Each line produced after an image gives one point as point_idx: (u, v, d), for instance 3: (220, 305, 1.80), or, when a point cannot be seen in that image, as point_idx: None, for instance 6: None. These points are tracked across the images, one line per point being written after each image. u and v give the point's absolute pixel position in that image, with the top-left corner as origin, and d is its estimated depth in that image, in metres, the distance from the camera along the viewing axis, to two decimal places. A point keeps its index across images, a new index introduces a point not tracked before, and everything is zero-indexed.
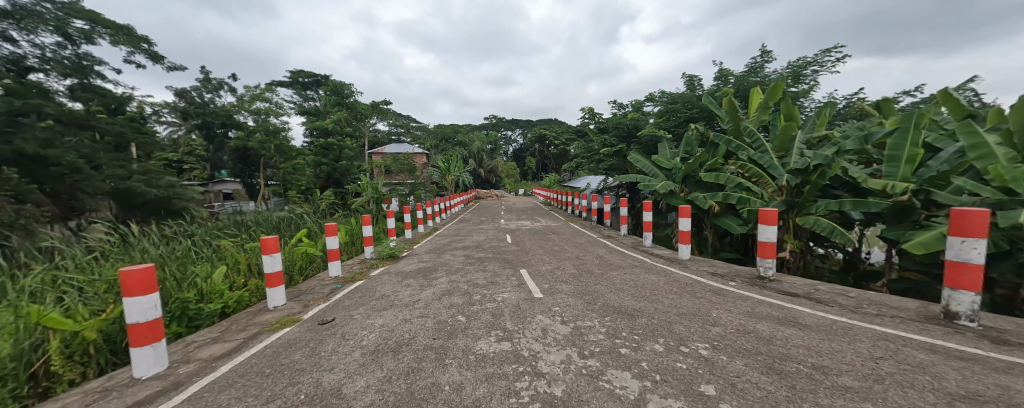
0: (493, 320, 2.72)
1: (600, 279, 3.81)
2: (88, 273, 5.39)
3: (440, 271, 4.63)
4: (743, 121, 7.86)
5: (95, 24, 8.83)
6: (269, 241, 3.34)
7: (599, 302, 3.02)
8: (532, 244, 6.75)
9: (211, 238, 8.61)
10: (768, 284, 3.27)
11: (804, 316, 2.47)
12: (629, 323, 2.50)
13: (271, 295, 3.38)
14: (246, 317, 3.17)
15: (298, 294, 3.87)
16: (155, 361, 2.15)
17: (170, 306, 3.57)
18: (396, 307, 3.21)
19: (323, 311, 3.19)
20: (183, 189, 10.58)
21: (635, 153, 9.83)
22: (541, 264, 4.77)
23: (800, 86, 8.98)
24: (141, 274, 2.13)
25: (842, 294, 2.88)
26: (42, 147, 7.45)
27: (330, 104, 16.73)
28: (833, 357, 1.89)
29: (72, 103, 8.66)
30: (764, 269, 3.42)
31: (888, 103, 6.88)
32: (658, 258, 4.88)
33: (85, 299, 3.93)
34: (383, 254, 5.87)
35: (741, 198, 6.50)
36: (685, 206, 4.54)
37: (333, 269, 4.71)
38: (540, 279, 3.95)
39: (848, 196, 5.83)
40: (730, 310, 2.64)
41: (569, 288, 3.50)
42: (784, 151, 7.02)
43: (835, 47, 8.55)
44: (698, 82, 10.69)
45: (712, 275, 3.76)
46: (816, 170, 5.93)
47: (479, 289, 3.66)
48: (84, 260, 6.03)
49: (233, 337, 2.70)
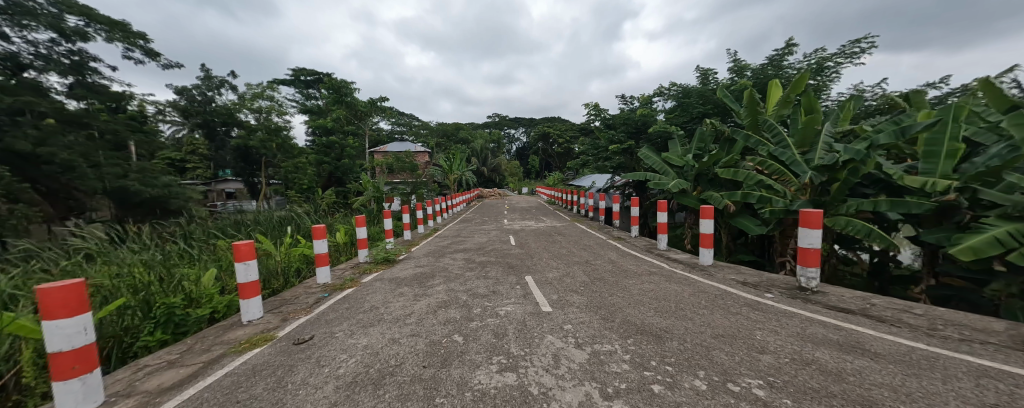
0: (494, 342, 2.32)
1: (615, 288, 3.40)
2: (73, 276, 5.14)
3: (438, 278, 4.24)
4: (761, 116, 7.43)
5: (89, 20, 8.53)
6: (241, 246, 2.97)
7: (618, 318, 2.61)
8: (538, 246, 6.32)
9: (204, 237, 8.31)
10: (812, 297, 2.82)
11: (871, 342, 2.03)
12: (658, 349, 2.08)
13: (244, 307, 3.01)
14: (214, 333, 2.80)
15: (281, 305, 3.50)
16: (85, 398, 1.78)
17: (154, 311, 3.30)
18: (385, 322, 2.81)
19: (301, 327, 2.82)
20: (181, 188, 10.31)
21: (645, 149, 9.40)
22: (548, 270, 4.35)
23: (823, 79, 8.51)
24: (62, 292, 1.76)
25: (905, 311, 2.45)
26: (36, 145, 7.12)
27: (330, 101, 16.38)
28: (935, 405, 1.45)
29: (71, 102, 8.41)
30: (805, 280, 2.98)
31: (920, 95, 6.40)
32: (675, 263, 4.46)
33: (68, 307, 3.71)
34: (377, 258, 5.50)
35: (761, 197, 6.06)
36: (707, 206, 4.14)
37: (321, 275, 4.35)
38: (548, 288, 3.53)
39: (881, 195, 5.34)
40: (777, 332, 2.20)
41: (583, 300, 3.08)
42: (808, 147, 6.58)
43: (864, 37, 8.03)
44: (712, 75, 10.24)
45: (742, 284, 3.32)
46: (846, 167, 5.45)
47: (480, 300, 3.25)
48: (70, 263, 5.71)
49: (191, 361, 2.33)
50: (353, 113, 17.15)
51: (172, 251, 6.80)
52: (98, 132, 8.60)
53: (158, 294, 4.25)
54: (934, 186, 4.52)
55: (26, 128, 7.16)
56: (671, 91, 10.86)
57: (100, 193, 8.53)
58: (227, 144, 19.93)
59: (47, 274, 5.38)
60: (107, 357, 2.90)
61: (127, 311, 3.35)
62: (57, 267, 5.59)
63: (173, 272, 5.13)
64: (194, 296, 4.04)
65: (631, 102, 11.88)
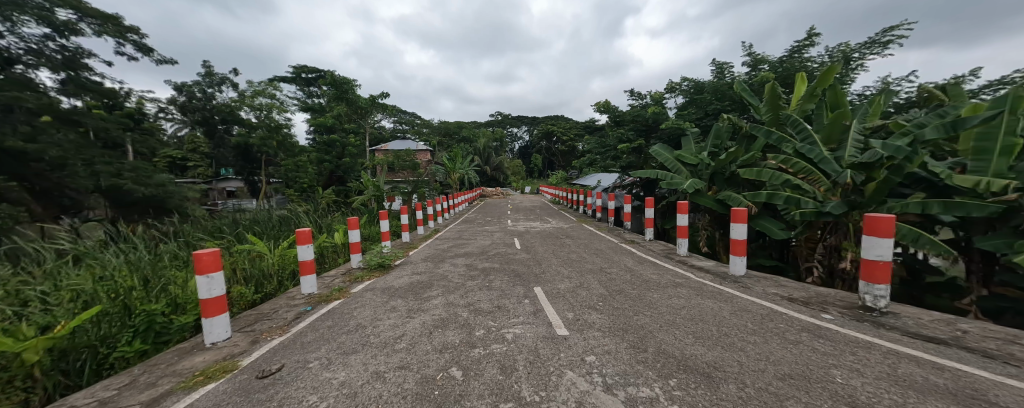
0: (501, 379, 1.87)
1: (640, 305, 2.94)
2: (54, 279, 4.82)
3: (436, 289, 3.79)
4: (783, 111, 6.93)
5: (80, 13, 8.07)
6: (204, 256, 2.55)
7: (650, 346, 2.14)
8: (544, 251, 5.86)
9: (196, 238, 7.88)
10: (884, 321, 2.33)
11: (994, 391, 1.55)
12: (713, 397, 1.61)
13: (207, 328, 2.58)
14: (169, 360, 2.38)
15: (254, 322, 3.06)
16: None
17: (133, 320, 3.02)
18: (370, 348, 2.36)
19: (272, 354, 2.38)
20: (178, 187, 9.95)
21: (658, 147, 8.90)
22: (559, 280, 3.87)
23: (849, 72, 8.02)
24: None
25: (1014, 343, 1.96)
26: (25, 142, 6.59)
27: (330, 98, 15.92)
28: None
29: (65, 99, 8.01)
30: (871, 299, 2.50)
31: (960, 86, 5.88)
32: (702, 273, 3.95)
33: (37, 314, 3.39)
34: (371, 264, 5.03)
35: (788, 198, 5.57)
36: (739, 209, 3.69)
37: (305, 285, 3.91)
38: (562, 303, 3.07)
39: (925, 196, 4.82)
40: (861, 373, 1.73)
41: (605, 320, 2.62)
42: (835, 144, 6.10)
43: (897, 26, 7.52)
44: (728, 69, 9.76)
45: (789, 301, 2.83)
46: (885, 165, 4.93)
47: (484, 319, 2.79)
48: (52, 265, 5.35)
49: (128, 402, 1.88)
50: (353, 111, 16.69)
51: (164, 250, 6.45)
52: (91, 130, 8.16)
53: (140, 299, 3.81)
54: (989, 186, 4.01)
55: (15, 122, 6.74)
56: (683, 86, 10.39)
57: (94, 193, 8.14)
58: (227, 142, 19.66)
59: (28, 276, 5.01)
60: (78, 370, 2.51)
61: (103, 319, 3.04)
62: (41, 268, 5.23)
63: (161, 274, 4.80)
64: (179, 302, 3.72)
65: (641, 98, 11.40)
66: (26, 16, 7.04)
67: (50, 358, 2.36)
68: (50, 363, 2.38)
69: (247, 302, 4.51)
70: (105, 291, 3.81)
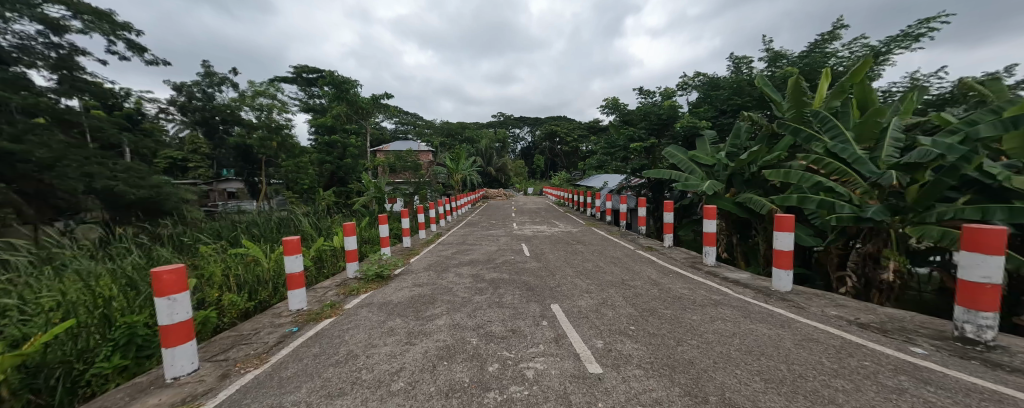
0: None
1: (682, 330, 2.50)
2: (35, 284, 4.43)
3: (440, 305, 3.36)
4: (809, 108, 6.46)
5: (70, 9, 7.65)
6: (164, 276, 2.16)
7: (710, 394, 1.70)
8: (556, 259, 5.42)
9: (188, 241, 7.43)
10: (997, 359, 1.89)
11: None
12: None
13: (169, 360, 2.17)
14: (119, 402, 1.97)
15: (227, 349, 2.64)
16: None
17: (113, 331, 2.55)
18: (361, 388, 1.94)
19: (242, 395, 1.96)
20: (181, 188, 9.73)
21: (672, 148, 8.48)
22: (579, 296, 3.44)
23: (876, 66, 7.57)
24: None
25: None
26: (9, 142, 6.18)
27: (330, 98, 15.50)
28: None
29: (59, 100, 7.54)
30: (973, 329, 2.07)
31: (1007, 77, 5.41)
32: (740, 287, 3.50)
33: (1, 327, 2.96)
34: (367, 274, 4.60)
35: (821, 202, 5.10)
36: (784, 216, 3.25)
37: (293, 300, 3.50)
38: (587, 327, 2.63)
39: (979, 199, 4.35)
40: None
41: (644, 352, 2.18)
42: (869, 143, 5.62)
43: (933, 17, 7.03)
44: (744, 64, 9.32)
45: (863, 327, 2.40)
46: (932, 166, 4.47)
47: (497, 347, 2.37)
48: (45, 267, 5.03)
49: None
50: (354, 111, 16.27)
51: (157, 254, 6.10)
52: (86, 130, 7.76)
53: (125, 308, 3.31)
54: None
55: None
56: (696, 81, 9.96)
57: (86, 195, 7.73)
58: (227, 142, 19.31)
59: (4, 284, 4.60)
60: (51, 389, 2.10)
61: (77, 334, 2.58)
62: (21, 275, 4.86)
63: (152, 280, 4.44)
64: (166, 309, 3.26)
65: (650, 95, 10.99)
66: (13, 13, 6.59)
67: (19, 376, 1.95)
68: (19, 382, 1.96)
69: (239, 311, 4.07)
70: (82, 297, 3.37)
